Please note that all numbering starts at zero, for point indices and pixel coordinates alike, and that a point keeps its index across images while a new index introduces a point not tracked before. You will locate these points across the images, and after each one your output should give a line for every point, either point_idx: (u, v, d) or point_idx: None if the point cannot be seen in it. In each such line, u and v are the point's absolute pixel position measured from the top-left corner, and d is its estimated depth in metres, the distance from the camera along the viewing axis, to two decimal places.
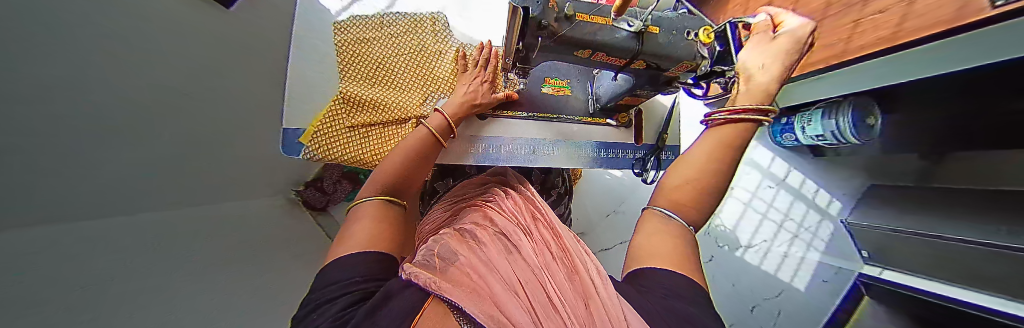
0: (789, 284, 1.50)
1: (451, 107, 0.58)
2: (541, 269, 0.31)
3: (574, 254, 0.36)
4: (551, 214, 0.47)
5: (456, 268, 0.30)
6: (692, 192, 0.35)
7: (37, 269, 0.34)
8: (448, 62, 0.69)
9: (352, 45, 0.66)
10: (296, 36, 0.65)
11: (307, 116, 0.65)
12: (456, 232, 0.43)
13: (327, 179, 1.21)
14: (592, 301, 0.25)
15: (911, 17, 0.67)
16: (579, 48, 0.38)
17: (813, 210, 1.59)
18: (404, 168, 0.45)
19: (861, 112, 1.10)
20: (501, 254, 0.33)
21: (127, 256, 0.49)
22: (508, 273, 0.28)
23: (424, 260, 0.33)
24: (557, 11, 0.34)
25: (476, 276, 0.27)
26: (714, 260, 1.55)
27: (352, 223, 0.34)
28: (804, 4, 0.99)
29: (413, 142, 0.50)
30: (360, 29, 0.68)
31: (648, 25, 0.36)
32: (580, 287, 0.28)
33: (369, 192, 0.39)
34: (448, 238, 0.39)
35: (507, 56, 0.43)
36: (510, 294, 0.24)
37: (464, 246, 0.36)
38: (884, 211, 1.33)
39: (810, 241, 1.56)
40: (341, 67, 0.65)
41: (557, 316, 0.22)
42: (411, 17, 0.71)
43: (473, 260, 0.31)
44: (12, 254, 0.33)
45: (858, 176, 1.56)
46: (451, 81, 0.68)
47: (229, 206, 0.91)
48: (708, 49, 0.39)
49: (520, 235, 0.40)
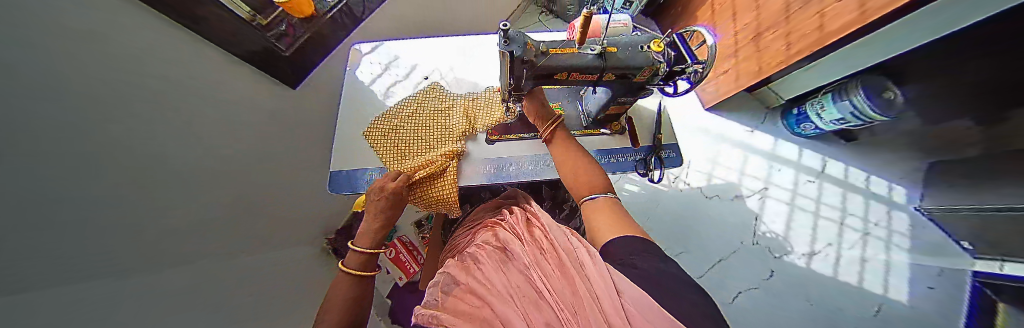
0: (886, 295, 1.22)
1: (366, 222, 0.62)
2: (533, 270, 0.35)
3: (561, 243, 0.38)
4: (546, 216, 0.49)
5: (458, 298, 0.35)
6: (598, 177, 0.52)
7: (47, 324, 0.36)
8: (458, 109, 0.83)
9: (382, 131, 0.81)
10: (343, 105, 0.86)
11: (349, 160, 0.77)
12: (462, 258, 0.47)
13: (355, 225, 1.32)
14: (581, 288, 0.26)
15: (868, 1, 0.71)
16: (558, 73, 0.46)
17: (874, 200, 1.39)
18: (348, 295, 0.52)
19: (873, 89, 1.07)
20: (497, 271, 0.37)
21: (141, 310, 0.51)
22: (503, 287, 0.33)
23: (432, 298, 0.38)
24: (535, 50, 0.43)
25: (476, 301, 0.33)
26: (776, 275, 1.32)
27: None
28: (765, 7, 1.08)
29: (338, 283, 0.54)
30: (384, 119, 0.83)
31: (607, 47, 0.45)
32: (567, 274, 0.31)
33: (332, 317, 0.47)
34: (451, 268, 0.44)
35: (504, 88, 0.53)
36: (507, 310, 0.28)
37: (465, 271, 0.41)
38: (960, 189, 1.14)
39: (888, 238, 1.32)
40: (381, 151, 0.78)
41: (545, 310, 0.27)
42: (417, 94, 0.88)
43: (476, 285, 0.36)
44: (26, 310, 0.35)
45: (910, 155, 1.41)
46: (469, 120, 0.79)
47: (266, 256, 1.00)
48: (662, 55, 0.44)
49: (518, 246, 0.42)
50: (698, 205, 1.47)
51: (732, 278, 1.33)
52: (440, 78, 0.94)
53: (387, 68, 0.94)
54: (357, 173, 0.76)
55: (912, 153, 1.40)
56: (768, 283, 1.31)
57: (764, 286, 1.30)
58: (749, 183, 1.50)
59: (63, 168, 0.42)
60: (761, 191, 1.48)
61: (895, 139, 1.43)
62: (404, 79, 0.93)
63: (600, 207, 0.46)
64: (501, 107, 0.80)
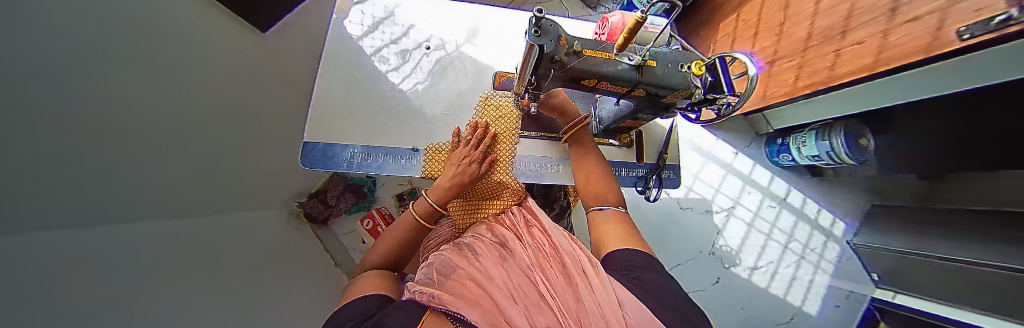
0: (800, 308, 1.46)
1: (437, 192, 0.56)
2: (535, 270, 0.36)
3: (564, 250, 0.40)
4: (546, 218, 0.53)
5: (454, 281, 0.36)
6: (607, 185, 0.55)
7: (42, 273, 0.34)
8: (491, 111, 0.70)
9: (430, 165, 0.70)
10: (326, 56, 0.74)
11: (327, 126, 0.68)
12: (457, 246, 0.49)
13: (332, 191, 1.24)
14: (582, 291, 0.29)
15: (885, 48, 0.71)
16: (585, 78, 0.41)
17: (817, 230, 1.58)
18: (384, 259, 0.49)
19: (852, 135, 1.15)
20: (497, 263, 0.39)
21: (128, 261, 0.49)
22: (502, 279, 0.34)
23: (425, 278, 0.39)
24: (567, 47, 0.38)
25: (475, 288, 0.33)
26: (722, 282, 1.49)
27: (358, 285, 0.41)
28: (788, 35, 1.07)
29: (387, 243, 0.52)
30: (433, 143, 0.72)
31: (648, 60, 0.41)
32: (569, 279, 0.33)
33: (371, 263, 0.47)
34: (447, 253, 0.46)
35: (520, 82, 0.47)
36: (512, 300, 0.29)
37: (464, 258, 0.42)
38: (891, 233, 1.32)
39: (818, 263, 1.53)
40: (426, 171, 0.69)
41: (548, 311, 0.27)
42: (433, 105, 0.76)
43: (473, 273, 0.37)
44: (20, 256, 0.33)
45: (857, 196, 1.59)
46: (509, 128, 0.69)
47: (239, 214, 0.93)
48: (701, 80, 0.40)
49: (516, 243, 0.45)
50: (672, 213, 1.57)
51: (685, 281, 1.48)
52: (441, 48, 0.83)
53: (379, 24, 0.81)
54: (336, 148, 0.67)
55: (860, 195, 1.59)
56: (714, 288, 1.48)
57: (711, 290, 1.48)
58: (721, 200, 1.60)
59: (45, 105, 0.37)
60: (729, 209, 1.60)
61: (849, 180, 1.60)
62: (399, 41, 0.81)
63: (608, 217, 0.47)
64: (509, 113, 0.70)
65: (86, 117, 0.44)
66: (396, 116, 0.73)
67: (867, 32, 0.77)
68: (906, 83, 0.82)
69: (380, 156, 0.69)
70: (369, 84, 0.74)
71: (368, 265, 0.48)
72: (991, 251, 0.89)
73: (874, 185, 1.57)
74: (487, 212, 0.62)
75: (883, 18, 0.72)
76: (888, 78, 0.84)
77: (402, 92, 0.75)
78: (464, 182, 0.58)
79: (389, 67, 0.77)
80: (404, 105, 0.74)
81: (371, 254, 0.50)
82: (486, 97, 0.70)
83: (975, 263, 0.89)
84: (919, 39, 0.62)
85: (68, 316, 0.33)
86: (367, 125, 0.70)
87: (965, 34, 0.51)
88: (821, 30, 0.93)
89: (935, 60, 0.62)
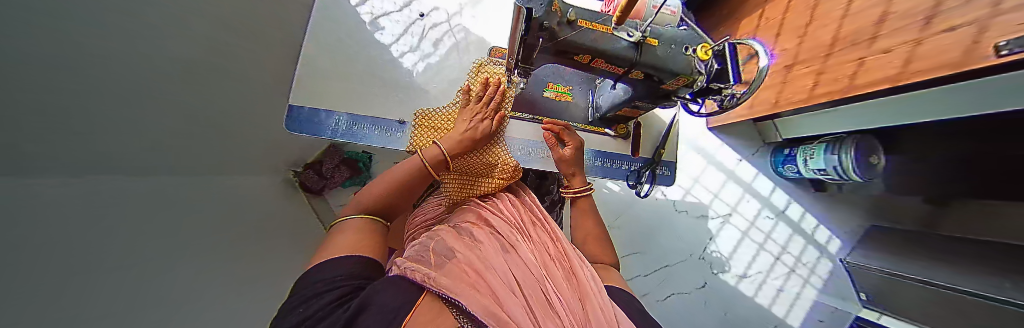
0: (783, 319, 1.48)
1: (449, 142, 0.54)
2: (539, 268, 0.36)
3: (570, 262, 0.41)
4: (550, 220, 0.53)
5: (452, 264, 0.34)
6: (603, 242, 0.53)
7: (21, 220, 0.35)
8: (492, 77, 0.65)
9: (424, 124, 0.65)
10: (316, 16, 0.70)
11: (314, 93, 0.66)
12: (454, 229, 0.48)
13: (327, 162, 1.17)
14: (590, 305, 0.30)
15: (915, 59, 0.66)
16: (579, 53, 0.40)
17: (811, 245, 1.56)
18: (381, 202, 0.48)
19: (864, 150, 1.12)
20: (498, 253, 0.37)
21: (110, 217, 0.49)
22: (505, 269, 0.33)
23: (420, 258, 0.37)
24: (559, 15, 0.36)
25: (475, 273, 0.31)
26: (707, 286, 1.50)
27: (339, 234, 0.40)
28: (813, 36, 1.01)
29: (370, 195, 0.48)
30: (433, 111, 0.66)
31: (647, 37, 0.39)
32: (578, 292, 0.33)
33: (354, 211, 0.45)
34: (443, 235, 0.44)
35: (511, 55, 0.45)
36: (515, 294, 0.28)
37: (462, 243, 0.40)
38: (881, 255, 1.33)
39: (807, 277, 1.53)
40: (413, 136, 0.66)
41: (555, 315, 0.27)
42: (427, 77, 0.75)
43: (471, 258, 0.35)
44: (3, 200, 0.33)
45: (858, 215, 1.56)
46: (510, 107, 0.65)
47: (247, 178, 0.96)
48: (705, 66, 0.40)
49: (518, 237, 0.44)
50: (666, 216, 1.56)
51: (669, 283, 1.49)
52: (443, 21, 0.82)
53: None
54: (322, 114, 0.65)
55: (861, 213, 1.56)
56: (699, 291, 1.49)
57: (695, 293, 1.49)
58: (719, 207, 1.55)
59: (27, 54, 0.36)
60: (724, 217, 1.58)
61: (851, 197, 1.56)
62: (399, 11, 0.80)
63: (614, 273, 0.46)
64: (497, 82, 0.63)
65: (70, 69, 0.43)
66: (388, 85, 0.71)
67: (899, 40, 0.71)
68: (930, 104, 0.77)
69: (366, 125, 0.67)
70: (361, 53, 0.72)
71: (358, 204, 0.47)
72: (983, 281, 0.89)
73: (879, 205, 1.53)
74: (480, 190, 0.60)
75: (917, 26, 0.66)
76: (911, 96, 0.81)
77: (398, 64, 0.74)
78: (475, 138, 0.57)
79: (387, 37, 0.76)
80: (397, 76, 0.72)
81: (355, 205, 0.47)
82: (479, 64, 0.66)
83: (949, 286, 0.92)
84: (951, 52, 0.57)
85: (32, 266, 0.33)
86: (356, 93, 0.69)
87: (1004, 50, 0.46)
88: (850, 35, 0.87)
89: (964, 75, 0.57)
